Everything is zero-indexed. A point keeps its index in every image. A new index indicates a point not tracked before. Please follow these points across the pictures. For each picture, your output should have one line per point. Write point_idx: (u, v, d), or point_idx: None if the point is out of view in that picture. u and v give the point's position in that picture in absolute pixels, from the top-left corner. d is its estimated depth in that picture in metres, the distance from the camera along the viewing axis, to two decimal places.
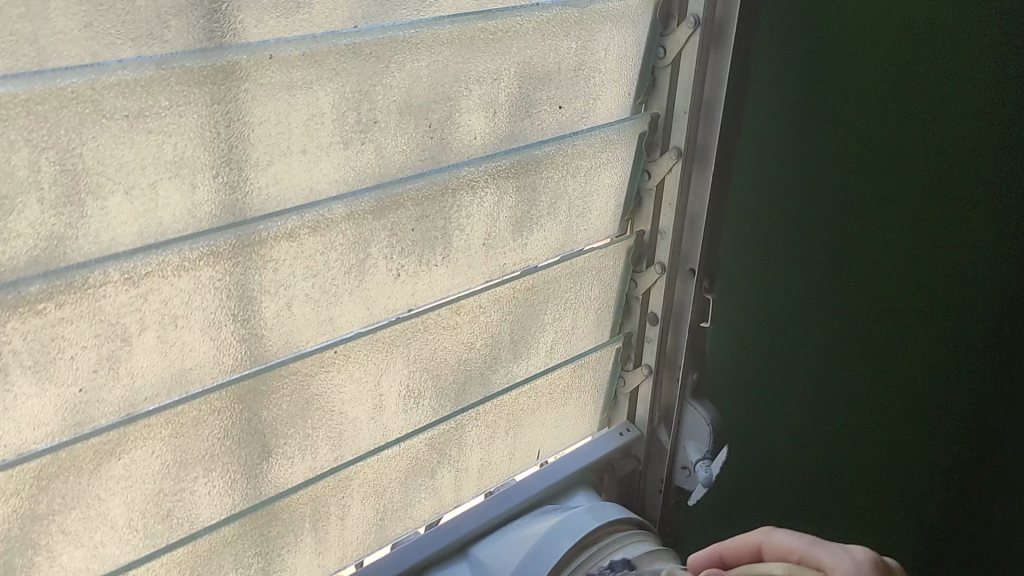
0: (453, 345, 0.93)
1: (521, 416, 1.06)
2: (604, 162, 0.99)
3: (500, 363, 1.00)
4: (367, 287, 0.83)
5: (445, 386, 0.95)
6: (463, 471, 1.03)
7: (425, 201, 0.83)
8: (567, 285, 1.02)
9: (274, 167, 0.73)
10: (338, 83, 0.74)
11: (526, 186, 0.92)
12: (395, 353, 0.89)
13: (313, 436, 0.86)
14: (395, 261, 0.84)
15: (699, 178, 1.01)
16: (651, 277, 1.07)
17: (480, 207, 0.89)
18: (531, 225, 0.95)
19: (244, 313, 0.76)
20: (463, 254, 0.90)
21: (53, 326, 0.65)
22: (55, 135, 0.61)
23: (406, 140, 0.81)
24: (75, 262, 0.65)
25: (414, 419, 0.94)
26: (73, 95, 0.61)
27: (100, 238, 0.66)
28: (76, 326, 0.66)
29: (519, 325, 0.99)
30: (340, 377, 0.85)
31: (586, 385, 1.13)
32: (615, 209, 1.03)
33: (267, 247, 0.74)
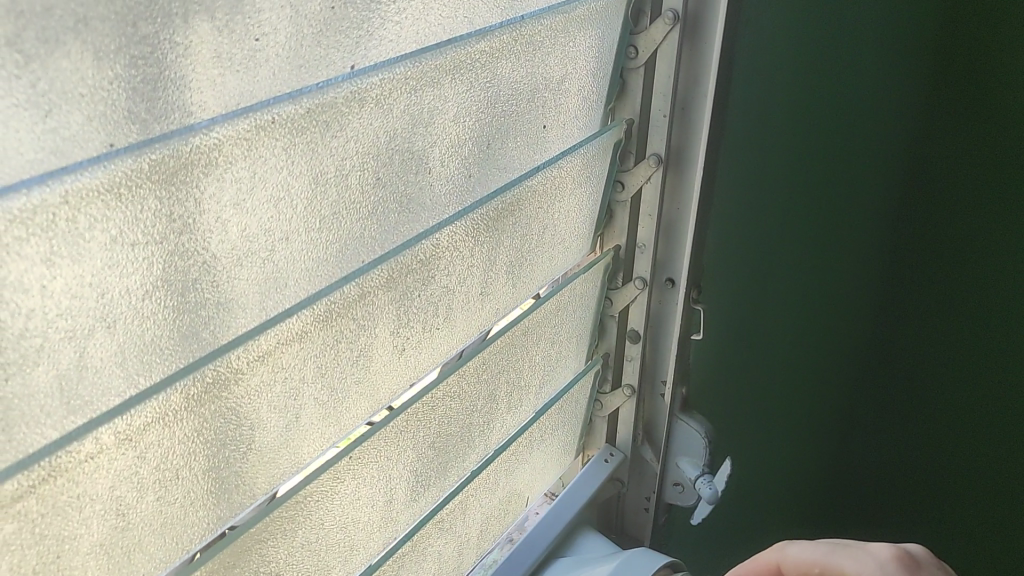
0: (457, 414, 0.80)
1: (512, 468, 0.95)
2: (584, 180, 0.88)
3: (497, 420, 0.88)
4: (375, 372, 0.69)
5: (450, 460, 0.82)
6: (465, 544, 0.91)
7: (427, 262, 0.70)
8: (554, 319, 0.91)
9: (275, 257, 0.57)
10: (341, 140, 0.58)
11: (518, 221, 0.80)
12: (404, 439, 0.75)
13: (329, 558, 0.71)
14: (400, 335, 0.70)
15: (678, 184, 0.92)
16: (630, 292, 0.98)
17: (478, 254, 0.76)
18: (523, 262, 0.83)
19: (252, 440, 0.60)
20: (464, 310, 0.77)
21: (33, 523, 0.48)
22: (15, 275, 0.43)
23: (409, 192, 0.66)
24: (57, 436, 0.47)
25: (423, 505, 0.81)
26: (36, 216, 0.42)
27: (82, 396, 0.48)
28: (62, 515, 0.49)
29: (514, 374, 0.87)
30: (353, 484, 0.70)
31: (567, 417, 1.03)
32: (591, 228, 0.93)
33: (276, 356, 0.59)
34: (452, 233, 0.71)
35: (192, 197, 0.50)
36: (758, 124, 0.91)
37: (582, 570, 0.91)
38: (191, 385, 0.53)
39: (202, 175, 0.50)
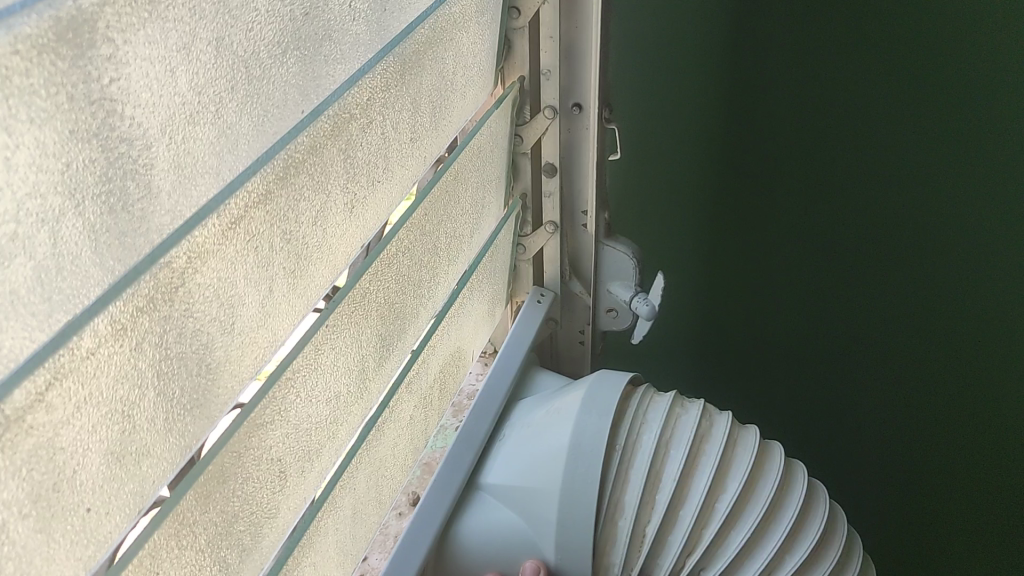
0: (409, 270, 0.77)
1: (456, 321, 0.93)
2: (485, 9, 0.83)
3: (441, 274, 0.85)
4: (331, 235, 0.65)
5: (407, 320, 0.79)
6: (428, 405, 0.89)
7: (365, 106, 0.65)
8: (476, 162, 0.88)
9: (225, 110, 0.51)
10: None
11: (434, 60, 0.75)
12: (365, 304, 0.70)
13: (318, 438, 0.67)
14: (349, 191, 0.66)
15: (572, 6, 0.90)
16: (539, 125, 0.96)
17: (405, 96, 0.71)
18: (442, 102, 0.79)
19: (232, 320, 0.55)
20: (399, 160, 0.73)
21: (58, 426, 0.42)
22: None
23: (337, 27, 0.60)
24: (61, 328, 0.42)
25: (389, 370, 0.78)
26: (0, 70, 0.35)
27: (81, 276, 0.42)
28: (81, 414, 0.44)
29: (450, 222, 0.84)
30: (333, 354, 0.66)
31: (494, 266, 1.01)
32: (493, 61, 0.89)
33: (245, 221, 0.53)
34: (382, 73, 0.67)
35: (141, 43, 0.43)
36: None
37: (547, 405, 0.91)
38: (194, 240, 0.49)
39: (146, 14, 0.43)
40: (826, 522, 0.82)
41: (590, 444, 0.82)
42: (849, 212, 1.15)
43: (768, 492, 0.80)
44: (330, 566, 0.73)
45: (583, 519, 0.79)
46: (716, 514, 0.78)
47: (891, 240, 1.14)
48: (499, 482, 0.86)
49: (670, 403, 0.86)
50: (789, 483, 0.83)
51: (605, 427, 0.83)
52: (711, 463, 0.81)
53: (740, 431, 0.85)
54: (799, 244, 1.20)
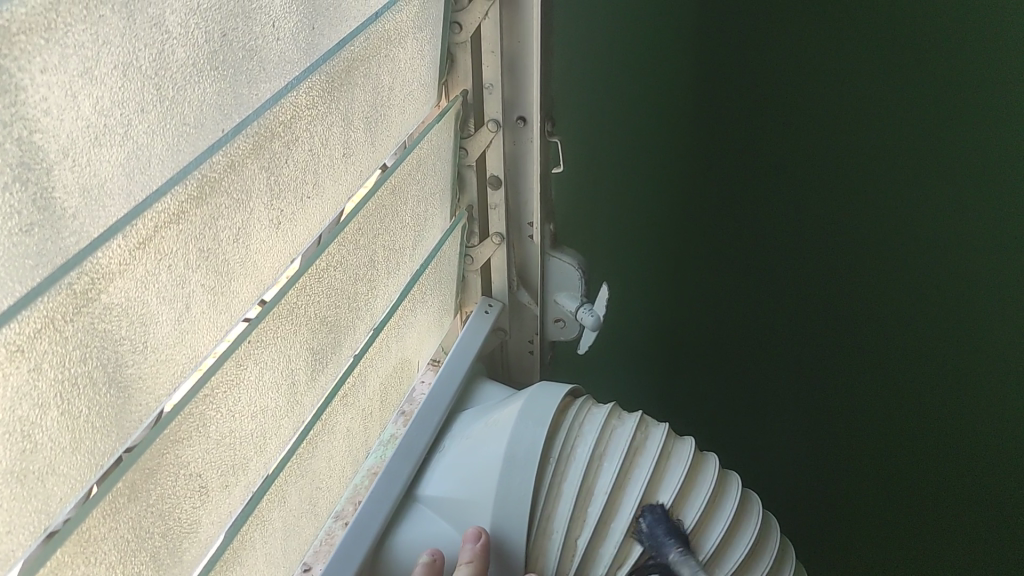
0: (342, 285, 0.78)
1: (399, 332, 0.94)
2: (424, 24, 0.84)
3: (379, 287, 0.85)
4: (255, 252, 0.65)
5: (341, 333, 0.80)
6: (368, 416, 0.90)
7: (290, 123, 0.65)
8: (416, 175, 0.89)
9: (134, 132, 0.51)
10: None
11: (367, 75, 0.76)
12: (293, 318, 0.71)
13: (243, 452, 0.68)
14: (274, 207, 0.66)
15: (514, 21, 0.90)
16: (484, 138, 0.96)
17: (336, 113, 0.72)
18: (378, 117, 0.79)
19: (143, 339, 0.55)
20: (330, 175, 0.73)
21: None
22: None
23: (256, 48, 0.61)
24: None
25: (322, 384, 0.78)
26: None
27: None
28: None
29: (388, 235, 0.85)
30: (257, 369, 0.67)
31: (440, 277, 1.01)
32: (434, 76, 0.90)
33: (157, 240, 0.54)
34: (309, 90, 0.67)
35: (37, 68, 0.43)
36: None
37: (487, 417, 0.92)
38: (98, 262, 0.50)
39: (44, 41, 0.44)
40: (757, 534, 0.82)
41: (525, 456, 0.83)
42: (795, 236, 1.16)
43: (699, 504, 0.81)
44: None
45: (515, 530, 0.80)
46: (647, 526, 0.79)
47: (846, 260, 1.14)
48: (437, 494, 0.86)
49: (606, 415, 0.87)
50: (721, 493, 0.83)
51: (539, 439, 0.84)
52: (643, 475, 0.81)
53: (675, 442, 0.86)
54: (747, 264, 1.21)
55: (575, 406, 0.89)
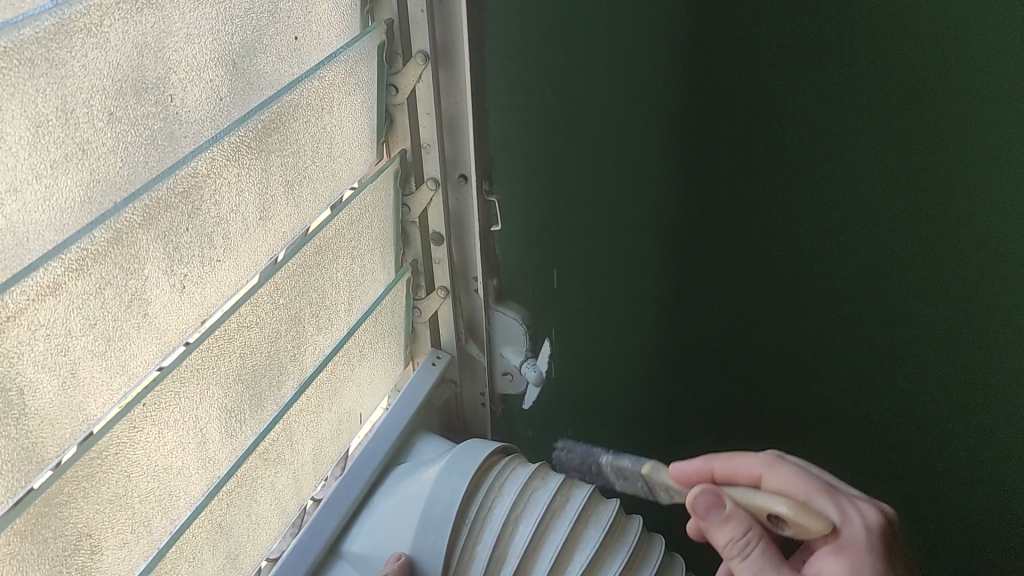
0: (260, 343, 0.79)
1: (338, 386, 0.95)
2: (353, 88, 0.86)
3: (308, 342, 0.87)
4: (154, 316, 0.67)
5: (262, 389, 0.81)
6: (301, 470, 0.90)
7: (188, 193, 0.68)
8: (349, 233, 0.90)
9: (6, 210, 0.54)
10: (57, 79, 0.55)
11: (285, 140, 0.78)
12: (203, 376, 0.73)
13: (143, 510, 0.69)
14: (175, 272, 0.68)
15: (448, 86, 0.92)
16: (425, 195, 0.97)
17: (248, 178, 0.74)
18: (300, 180, 0.81)
19: (20, 407, 0.57)
20: (243, 237, 0.75)
21: None
22: None
23: (149, 124, 0.63)
24: None
25: (242, 439, 0.80)
26: None
27: None
28: None
29: (316, 292, 0.87)
30: (155, 430, 0.69)
31: (387, 330, 1.02)
32: (371, 136, 0.92)
33: (29, 312, 0.56)
34: (212, 158, 0.69)
35: None
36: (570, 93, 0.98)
37: (417, 473, 0.93)
38: None
39: None
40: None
41: (444, 516, 0.84)
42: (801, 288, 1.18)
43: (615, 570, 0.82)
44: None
45: None
46: None
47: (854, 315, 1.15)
48: (365, 550, 0.87)
49: (529, 475, 0.88)
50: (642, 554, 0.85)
51: (460, 498, 0.84)
52: (559, 539, 0.82)
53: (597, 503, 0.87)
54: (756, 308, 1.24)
55: (501, 465, 0.90)
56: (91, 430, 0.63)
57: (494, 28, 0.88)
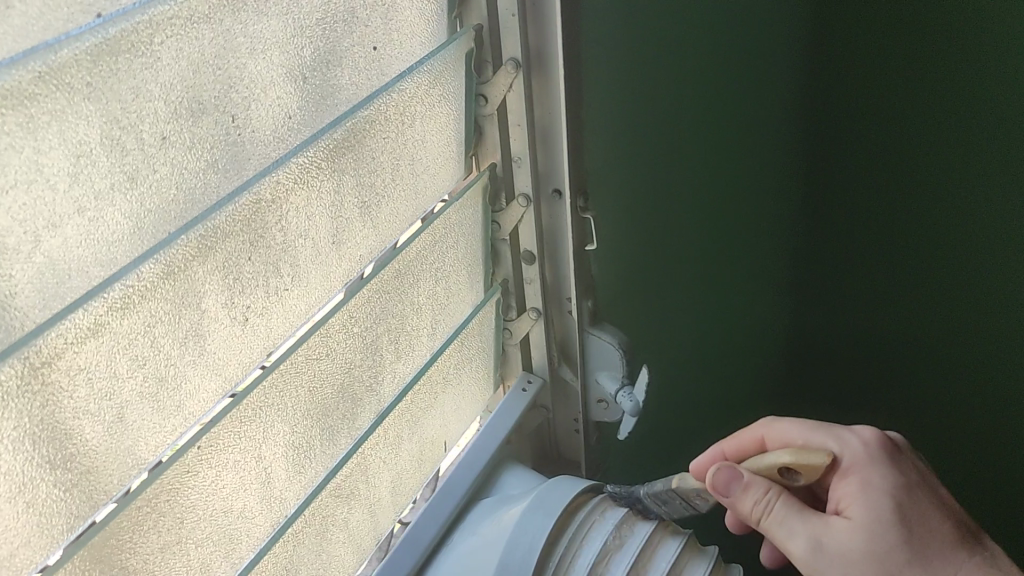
0: (330, 375, 0.74)
1: (421, 416, 0.89)
2: (437, 98, 0.80)
3: (386, 371, 0.82)
4: (213, 352, 0.63)
5: (334, 424, 0.76)
6: (378, 505, 0.85)
7: (250, 220, 0.63)
8: (432, 254, 0.84)
9: (43, 248, 0.50)
10: (102, 105, 0.51)
11: (361, 158, 0.72)
12: (269, 415, 0.68)
13: (199, 555, 0.65)
14: (235, 305, 0.63)
15: (545, 100, 0.85)
16: (516, 212, 0.90)
17: (318, 201, 0.69)
18: (377, 199, 0.76)
19: (59, 458, 0.53)
20: (314, 264, 0.70)
21: None
22: None
23: (208, 148, 0.59)
24: None
25: (310, 476, 0.75)
26: None
27: None
28: None
29: (395, 319, 0.81)
30: (213, 473, 0.64)
31: (475, 354, 0.96)
32: (457, 148, 0.85)
33: (68, 355, 0.52)
34: (276, 182, 0.64)
35: None
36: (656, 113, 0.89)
37: (499, 511, 0.86)
38: None
39: None
40: None
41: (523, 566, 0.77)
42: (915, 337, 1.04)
43: None
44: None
45: None
46: None
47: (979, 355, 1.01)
48: None
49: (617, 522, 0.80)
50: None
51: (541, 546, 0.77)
52: None
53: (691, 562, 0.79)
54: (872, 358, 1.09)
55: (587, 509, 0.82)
56: (143, 475, 0.59)
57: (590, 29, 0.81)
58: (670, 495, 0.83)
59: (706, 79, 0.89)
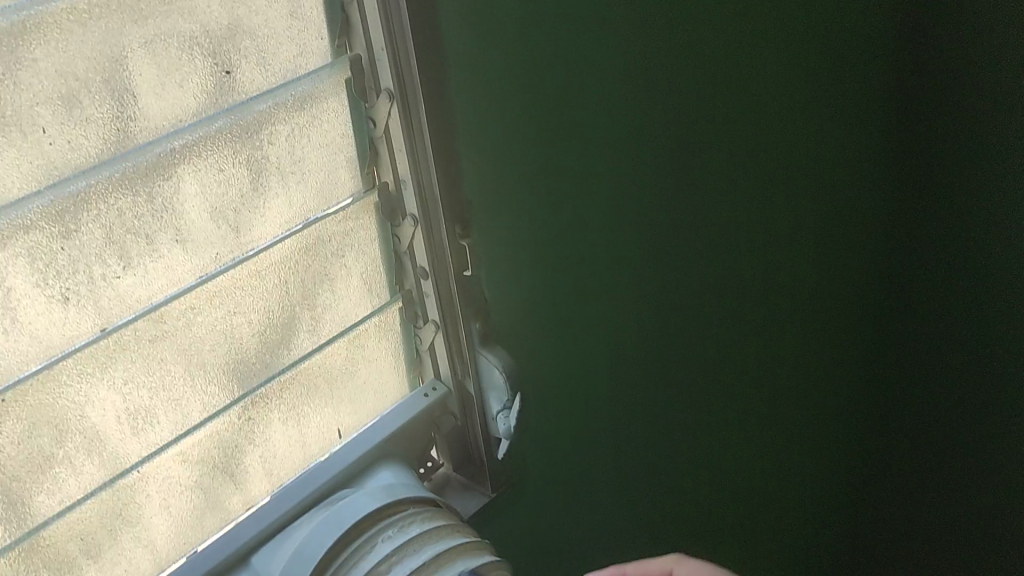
0: (172, 356, 0.86)
1: (301, 401, 0.98)
2: (311, 119, 0.88)
3: (253, 358, 0.92)
4: (27, 323, 0.76)
5: (180, 396, 0.88)
6: (244, 474, 0.96)
7: (60, 217, 0.75)
8: (310, 260, 0.93)
9: None
10: None
11: (208, 167, 0.82)
12: (94, 380, 0.81)
13: (18, 487, 0.79)
14: (52, 287, 0.76)
15: (418, 148, 0.90)
16: (409, 230, 0.96)
17: (151, 202, 0.80)
18: (237, 207, 0.85)
19: None
20: (152, 258, 0.81)
21: None
22: None
23: (18, 153, 0.71)
24: None
25: (152, 439, 0.87)
26: None
27: None
28: None
29: (263, 312, 0.91)
30: (23, 421, 0.78)
31: (379, 354, 1.03)
32: (347, 165, 0.93)
33: None
34: (93, 187, 0.76)
35: None
36: (534, 141, 0.97)
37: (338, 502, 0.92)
38: None
39: None
40: None
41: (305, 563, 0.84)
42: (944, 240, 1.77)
43: None
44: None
45: None
46: None
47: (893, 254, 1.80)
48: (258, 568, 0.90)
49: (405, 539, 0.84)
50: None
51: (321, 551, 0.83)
52: None
53: None
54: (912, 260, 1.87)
55: (393, 517, 0.87)
56: None
57: (460, 70, 0.88)
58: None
59: (645, 126, 1.08)
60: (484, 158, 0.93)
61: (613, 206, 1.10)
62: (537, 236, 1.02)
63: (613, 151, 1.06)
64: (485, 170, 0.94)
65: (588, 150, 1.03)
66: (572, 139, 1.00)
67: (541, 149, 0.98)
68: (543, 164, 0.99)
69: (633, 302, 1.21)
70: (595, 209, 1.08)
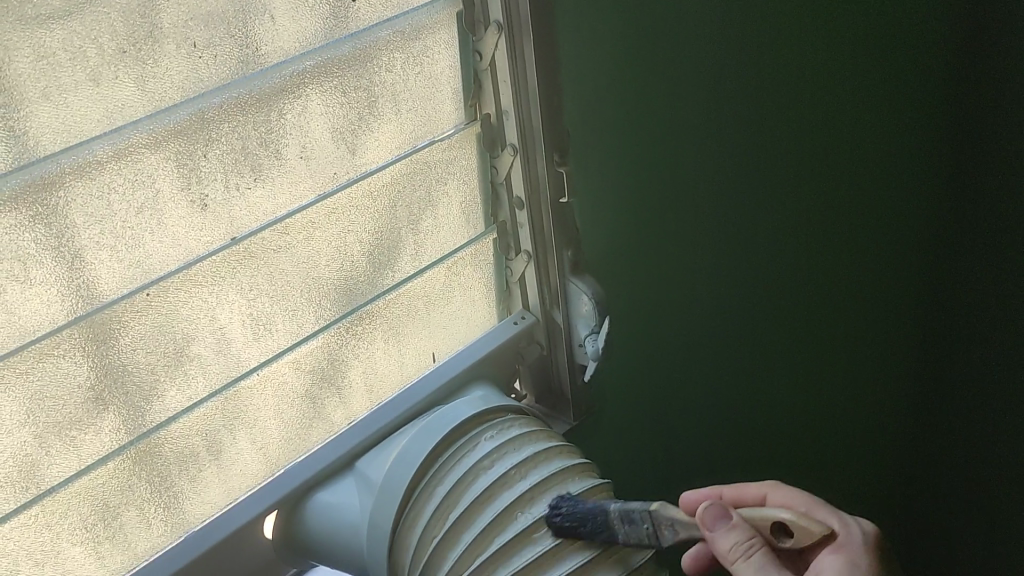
0: (291, 268, 0.92)
1: (401, 323, 1.04)
2: (424, 50, 0.93)
3: (361, 277, 0.98)
4: (170, 224, 0.82)
5: (297, 307, 0.94)
6: (349, 389, 1.02)
7: (203, 127, 0.81)
8: (416, 185, 0.99)
9: (19, 121, 0.71)
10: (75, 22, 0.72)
11: (332, 90, 0.88)
12: (223, 284, 0.88)
13: (154, 379, 0.86)
14: (194, 192, 0.83)
15: (523, 78, 0.95)
16: (508, 160, 1.01)
17: (282, 119, 0.86)
18: (355, 129, 0.91)
19: (28, 274, 0.75)
20: (280, 171, 0.87)
21: None
22: None
23: (173, 64, 0.78)
24: None
25: (270, 346, 0.93)
26: None
27: None
28: None
29: (371, 233, 0.97)
30: (162, 316, 0.84)
31: (471, 283, 1.09)
32: (453, 97, 0.98)
33: (38, 198, 0.74)
34: (233, 101, 0.82)
35: None
36: (625, 86, 1.03)
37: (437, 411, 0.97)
38: None
39: None
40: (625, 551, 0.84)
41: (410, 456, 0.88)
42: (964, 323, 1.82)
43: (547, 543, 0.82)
44: (169, 498, 0.91)
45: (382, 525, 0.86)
46: (483, 551, 0.82)
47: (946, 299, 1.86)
48: (364, 470, 0.95)
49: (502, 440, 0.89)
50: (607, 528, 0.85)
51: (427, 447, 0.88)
52: (517, 492, 0.85)
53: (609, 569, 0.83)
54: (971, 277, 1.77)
55: (492, 422, 0.92)
56: (100, 304, 0.81)
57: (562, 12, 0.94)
58: (639, 512, 0.82)
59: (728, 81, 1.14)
60: (580, 99, 1.00)
61: (693, 157, 1.15)
62: (622, 178, 1.08)
63: (696, 106, 1.12)
64: (580, 109, 1.00)
65: (673, 100, 1.09)
66: (660, 93, 1.07)
67: (631, 95, 1.04)
68: (631, 109, 1.05)
69: (710, 255, 1.25)
70: (676, 158, 1.13)
